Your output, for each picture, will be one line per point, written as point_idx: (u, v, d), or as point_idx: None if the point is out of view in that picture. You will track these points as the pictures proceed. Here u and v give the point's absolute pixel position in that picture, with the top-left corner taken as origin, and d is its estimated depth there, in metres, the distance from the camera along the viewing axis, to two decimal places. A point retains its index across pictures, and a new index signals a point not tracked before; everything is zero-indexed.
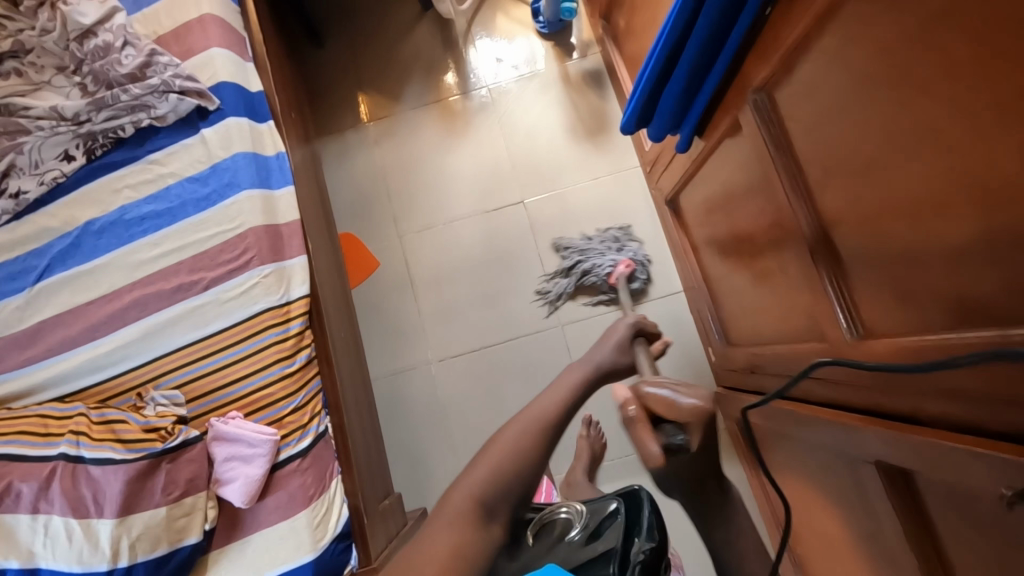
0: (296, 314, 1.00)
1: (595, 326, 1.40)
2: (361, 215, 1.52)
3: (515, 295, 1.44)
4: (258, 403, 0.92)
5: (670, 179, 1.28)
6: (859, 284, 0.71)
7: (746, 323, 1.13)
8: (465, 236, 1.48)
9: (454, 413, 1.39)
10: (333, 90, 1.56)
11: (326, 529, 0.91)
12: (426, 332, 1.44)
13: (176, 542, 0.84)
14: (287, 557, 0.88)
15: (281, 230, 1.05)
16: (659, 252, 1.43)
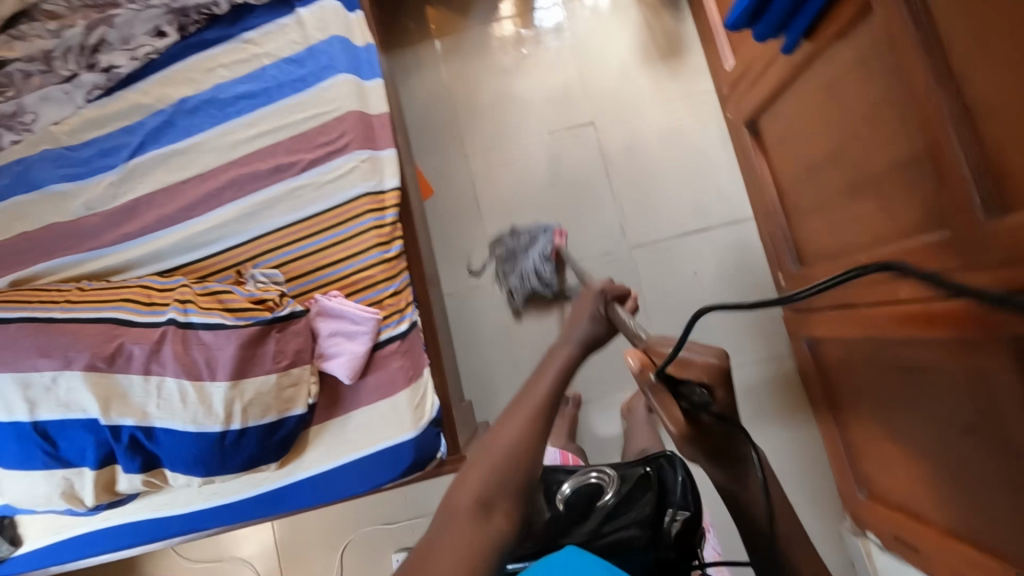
0: (390, 203, 0.99)
1: (663, 251, 1.40)
2: (426, 132, 1.48)
3: (582, 218, 1.42)
4: (359, 285, 0.92)
5: (753, 98, 1.25)
6: (1005, 158, 0.69)
7: (831, 239, 1.12)
8: (533, 157, 1.45)
9: (519, 332, 1.39)
10: (397, 1, 1.51)
11: (426, 410, 0.92)
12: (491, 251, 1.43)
13: (285, 411, 0.85)
14: (389, 434, 0.89)
15: (373, 121, 1.03)
16: (731, 179, 1.41)
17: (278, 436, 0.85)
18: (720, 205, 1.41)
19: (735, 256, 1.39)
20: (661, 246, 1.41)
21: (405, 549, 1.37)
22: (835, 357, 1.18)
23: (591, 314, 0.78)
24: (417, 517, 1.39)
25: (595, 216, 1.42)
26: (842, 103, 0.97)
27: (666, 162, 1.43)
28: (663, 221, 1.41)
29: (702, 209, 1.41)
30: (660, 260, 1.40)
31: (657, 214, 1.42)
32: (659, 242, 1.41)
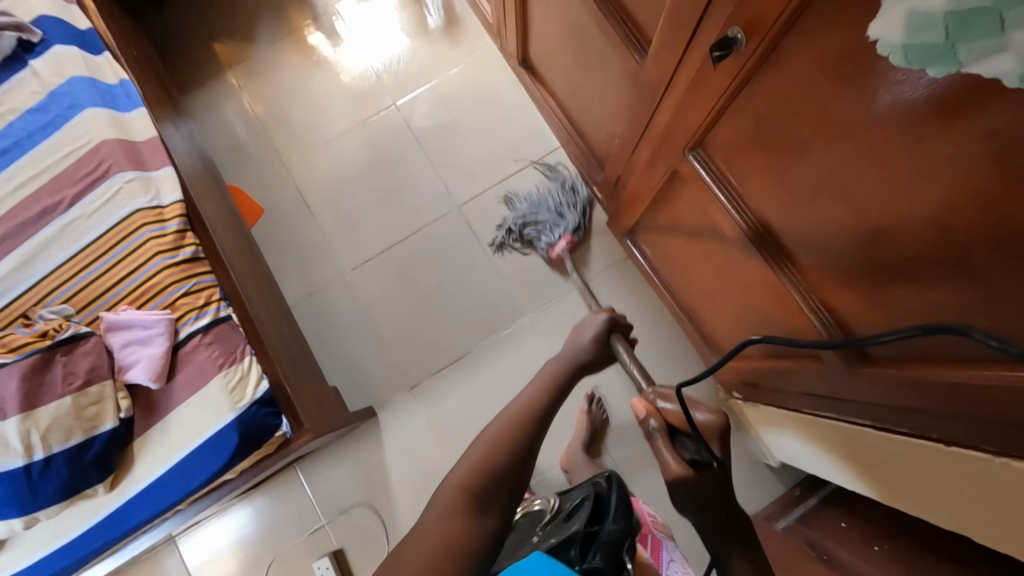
0: (171, 215, 1.02)
1: (490, 200, 1.48)
2: (243, 159, 1.53)
3: (408, 193, 1.49)
4: (147, 294, 0.95)
5: (514, 37, 1.36)
6: (632, 2, 0.78)
7: (604, 136, 1.21)
8: (347, 151, 1.52)
9: (377, 315, 1.44)
10: (187, 50, 1.58)
11: (244, 391, 0.94)
12: (332, 248, 1.47)
13: (92, 429, 0.86)
14: (210, 423, 0.91)
15: (140, 146, 1.06)
16: (533, 119, 1.51)
17: (90, 455, 0.86)
18: (529, 144, 1.50)
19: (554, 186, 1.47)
20: (488, 196, 1.48)
21: (325, 555, 1.35)
22: (650, 241, 1.26)
23: (595, 334, 0.84)
24: (330, 519, 1.38)
25: (419, 186, 1.49)
26: (557, 14, 1.07)
27: (471, 122, 1.51)
28: (482, 174, 1.49)
29: (516, 152, 1.50)
30: (489, 209, 1.48)
31: (476, 170, 1.49)
32: (484, 193, 1.48)
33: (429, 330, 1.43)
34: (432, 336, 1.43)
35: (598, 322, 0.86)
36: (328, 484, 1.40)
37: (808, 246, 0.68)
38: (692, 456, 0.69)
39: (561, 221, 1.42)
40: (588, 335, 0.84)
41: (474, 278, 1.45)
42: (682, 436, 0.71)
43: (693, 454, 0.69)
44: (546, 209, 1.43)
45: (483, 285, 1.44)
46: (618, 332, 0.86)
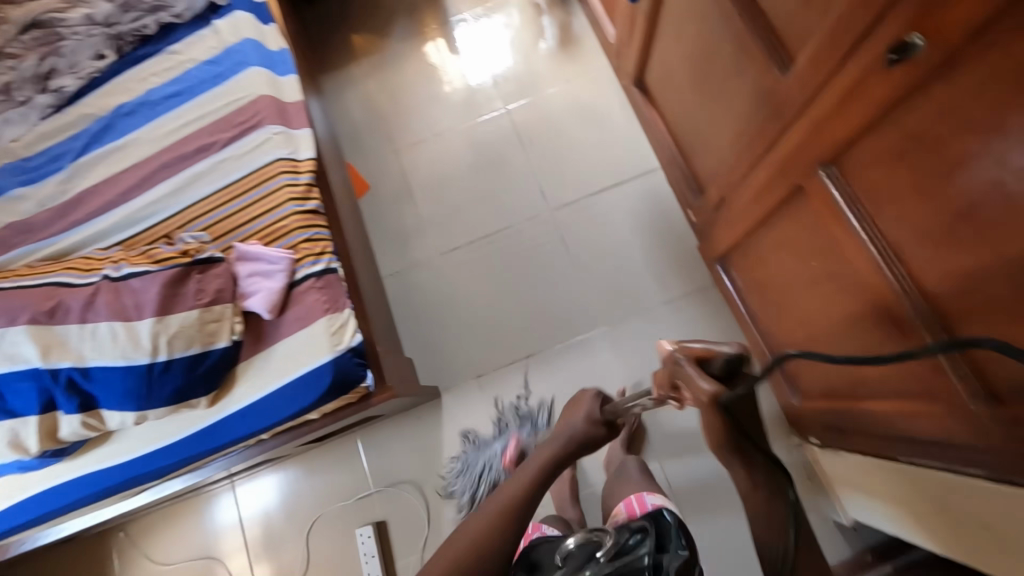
0: (304, 168, 1.12)
1: (583, 208, 1.51)
2: (357, 139, 1.65)
3: (505, 191, 1.55)
4: (275, 234, 1.04)
5: (633, 57, 1.41)
6: (782, 18, 0.80)
7: (711, 158, 1.22)
8: (454, 145, 1.61)
9: (457, 300, 1.49)
10: (325, 36, 1.75)
11: (344, 336, 0.99)
12: (424, 232, 1.55)
13: (209, 344, 0.94)
14: (308, 360, 0.96)
15: (288, 107, 1.18)
16: (635, 136, 1.55)
17: (204, 366, 0.93)
18: (628, 161, 1.53)
19: (646, 204, 1.50)
20: (582, 205, 1.52)
21: (368, 524, 1.38)
22: (742, 271, 1.24)
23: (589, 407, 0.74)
24: (378, 490, 1.41)
25: (514, 186, 1.55)
26: (687, 34, 1.11)
27: (572, 133, 1.57)
28: (577, 184, 1.53)
29: (615, 167, 1.53)
30: (582, 216, 1.51)
31: (569, 179, 1.54)
32: (574, 203, 1.52)
33: (500, 326, 1.46)
34: (503, 331, 1.46)
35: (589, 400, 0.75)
36: (381, 455, 1.43)
37: (946, 278, 0.67)
38: (723, 368, 0.51)
39: (497, 441, 1.36)
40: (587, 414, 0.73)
41: (554, 281, 1.48)
42: (705, 364, 0.51)
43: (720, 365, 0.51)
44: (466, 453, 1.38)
45: (560, 289, 1.47)
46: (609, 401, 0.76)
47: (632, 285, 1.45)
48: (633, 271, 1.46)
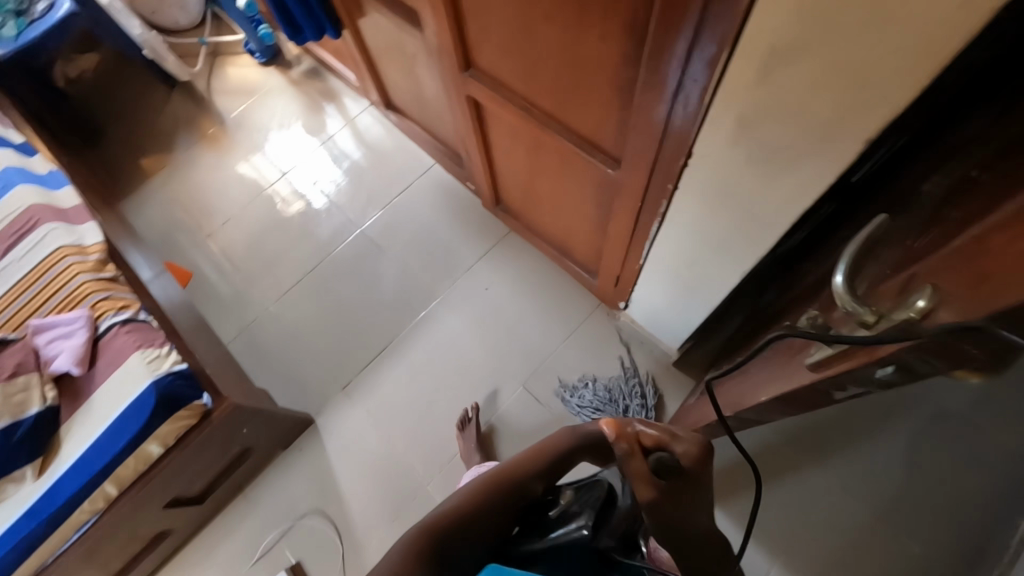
0: (93, 251, 1.21)
1: (387, 216, 1.73)
2: (169, 238, 1.77)
3: (317, 229, 1.74)
4: (70, 303, 1.12)
5: (373, 89, 1.72)
6: None
7: (449, 128, 1.49)
8: (260, 211, 1.79)
9: (303, 331, 1.59)
10: (115, 168, 1.90)
11: (162, 361, 1.06)
12: (254, 288, 1.66)
13: (19, 414, 0.96)
14: (130, 391, 1.02)
15: (67, 210, 1.29)
16: (407, 148, 1.83)
17: (19, 436, 0.95)
18: (410, 168, 1.80)
19: (436, 192, 1.75)
20: (384, 214, 1.74)
21: (282, 569, 1.35)
22: (511, 200, 1.49)
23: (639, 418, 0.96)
24: (282, 532, 1.39)
25: (323, 222, 1.75)
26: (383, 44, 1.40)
27: (358, 164, 1.82)
28: (375, 201, 1.76)
29: (401, 175, 1.79)
30: (388, 222, 1.72)
31: (367, 200, 1.76)
32: (378, 216, 1.74)
33: (348, 337, 1.58)
34: (351, 340, 1.57)
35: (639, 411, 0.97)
36: (274, 497, 1.43)
37: (546, 104, 0.94)
38: (659, 468, 0.50)
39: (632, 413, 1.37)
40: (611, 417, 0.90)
41: (383, 282, 1.64)
42: (661, 455, 0.51)
43: (661, 467, 0.50)
44: (615, 387, 1.42)
45: (389, 286, 1.64)
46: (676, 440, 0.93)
47: (445, 258, 1.66)
48: (444, 245, 1.68)
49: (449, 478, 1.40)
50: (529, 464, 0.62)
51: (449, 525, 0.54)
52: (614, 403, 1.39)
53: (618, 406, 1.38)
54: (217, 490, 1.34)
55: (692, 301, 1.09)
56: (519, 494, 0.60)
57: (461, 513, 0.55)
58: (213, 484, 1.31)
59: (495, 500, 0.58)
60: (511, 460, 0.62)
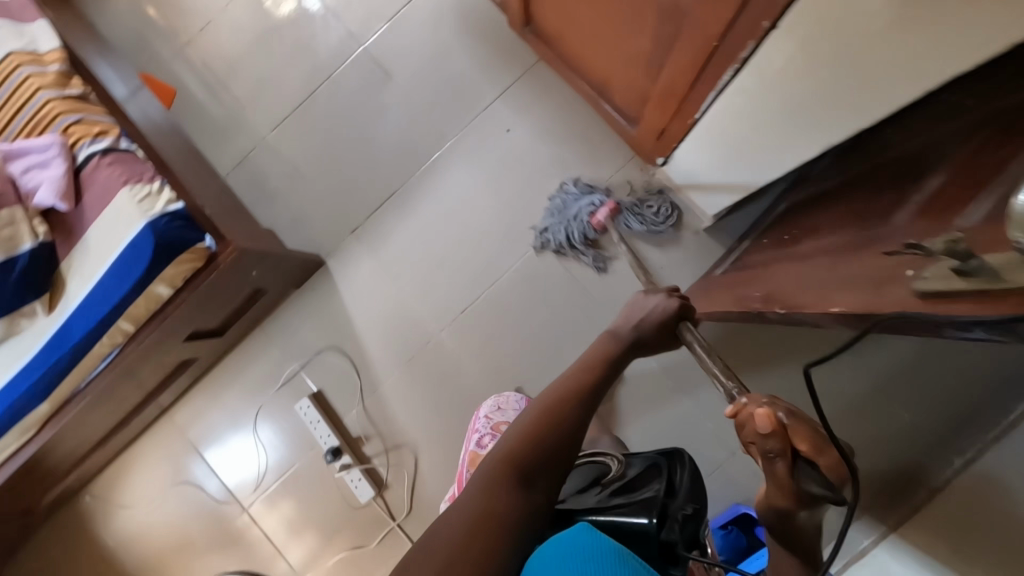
0: (50, 59, 1.03)
1: (395, 32, 1.46)
2: (143, 44, 1.53)
3: (313, 43, 1.48)
4: (40, 126, 0.99)
5: None
6: None
7: None
8: (243, 15, 1.50)
9: (306, 167, 1.46)
10: None
11: (156, 201, 0.97)
12: (248, 113, 1.48)
13: (12, 250, 0.92)
14: (125, 231, 0.95)
15: (8, 5, 1.07)
16: None
17: (18, 272, 0.92)
18: None
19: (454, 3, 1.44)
20: (392, 29, 1.46)
21: (305, 397, 1.45)
22: (544, 21, 1.22)
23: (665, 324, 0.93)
24: (303, 365, 1.46)
25: (320, 35, 1.48)
26: None
27: None
28: (379, 10, 1.47)
29: None
30: (396, 40, 1.46)
31: (371, 8, 1.47)
32: (383, 31, 1.46)
33: (355, 177, 1.46)
34: (359, 181, 1.46)
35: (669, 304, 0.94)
36: (293, 334, 1.46)
37: None
38: (812, 489, 0.60)
39: (589, 195, 1.35)
40: (653, 317, 0.93)
41: (391, 116, 1.46)
42: (803, 460, 0.61)
43: (808, 485, 0.60)
44: (555, 212, 1.37)
45: (399, 120, 1.46)
46: (686, 320, 0.95)
47: (463, 90, 1.44)
48: (461, 74, 1.45)
49: (463, 328, 1.42)
50: (575, 390, 0.78)
51: (521, 455, 0.67)
52: (576, 219, 1.34)
53: (574, 219, 1.34)
54: (235, 325, 1.38)
55: (747, 169, 0.95)
56: (574, 416, 0.73)
57: (527, 444, 0.69)
58: (231, 320, 1.33)
59: (555, 433, 0.71)
60: (556, 387, 0.78)
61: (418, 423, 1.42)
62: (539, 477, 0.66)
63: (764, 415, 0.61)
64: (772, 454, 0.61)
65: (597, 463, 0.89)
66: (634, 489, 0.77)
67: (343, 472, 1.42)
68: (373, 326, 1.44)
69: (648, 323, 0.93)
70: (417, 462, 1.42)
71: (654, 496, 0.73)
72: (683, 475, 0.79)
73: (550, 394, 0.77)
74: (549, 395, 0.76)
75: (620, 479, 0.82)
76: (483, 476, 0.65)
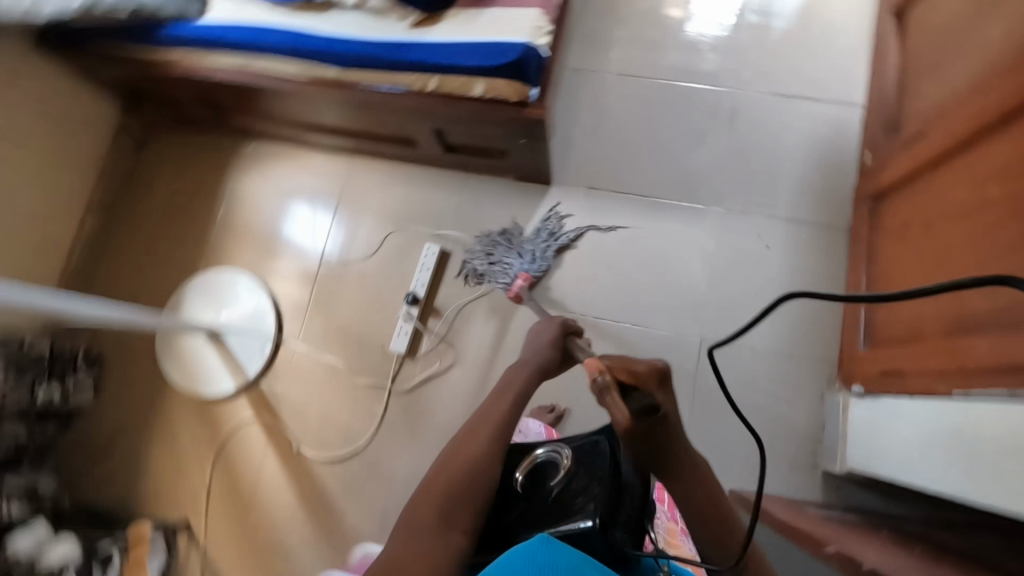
0: None
1: (768, 103, 1.52)
2: None
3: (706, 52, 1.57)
4: None
5: None
6: None
7: (929, 89, 1.18)
8: None
9: (610, 118, 1.55)
10: None
11: (543, 36, 1.09)
12: (615, 48, 1.60)
13: None
14: (507, 34, 1.09)
15: None
16: (854, 67, 1.51)
17: None
18: (835, 86, 1.51)
19: (829, 130, 1.48)
20: (768, 98, 1.52)
21: (437, 247, 1.51)
22: (890, 209, 1.22)
23: (552, 341, 0.99)
24: (459, 228, 1.53)
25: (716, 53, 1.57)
26: None
27: (799, 34, 1.55)
28: (772, 78, 1.53)
29: (820, 83, 1.51)
30: (762, 108, 1.51)
31: (770, 73, 1.53)
32: (759, 93, 1.52)
33: (633, 158, 1.53)
34: (632, 163, 1.53)
35: (556, 324, 1.01)
36: (476, 202, 1.54)
37: None
38: (638, 406, 0.69)
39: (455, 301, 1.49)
40: (546, 338, 0.99)
41: (702, 148, 1.51)
42: (632, 393, 0.71)
43: (638, 403, 0.69)
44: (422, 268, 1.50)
45: (702, 157, 1.51)
46: (575, 336, 1.03)
47: (768, 188, 1.47)
48: (779, 178, 1.47)
49: (583, 327, 1.44)
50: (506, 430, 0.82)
51: (449, 494, 0.72)
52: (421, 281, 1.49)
53: (546, 249, 1.47)
54: (457, 153, 1.48)
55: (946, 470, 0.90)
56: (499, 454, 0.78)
57: (457, 485, 0.73)
58: (463, 150, 1.43)
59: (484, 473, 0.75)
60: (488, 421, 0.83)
61: (482, 345, 1.46)
62: (465, 520, 0.71)
63: (596, 364, 0.74)
64: (603, 386, 0.71)
65: (544, 457, 0.88)
66: (576, 494, 0.78)
67: (403, 317, 1.48)
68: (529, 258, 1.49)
69: (543, 346, 0.98)
70: (451, 368, 1.46)
71: (597, 505, 0.74)
72: (624, 466, 0.80)
73: (480, 426, 0.82)
74: (479, 430, 0.81)
75: (563, 477, 0.83)
76: (414, 517, 0.70)
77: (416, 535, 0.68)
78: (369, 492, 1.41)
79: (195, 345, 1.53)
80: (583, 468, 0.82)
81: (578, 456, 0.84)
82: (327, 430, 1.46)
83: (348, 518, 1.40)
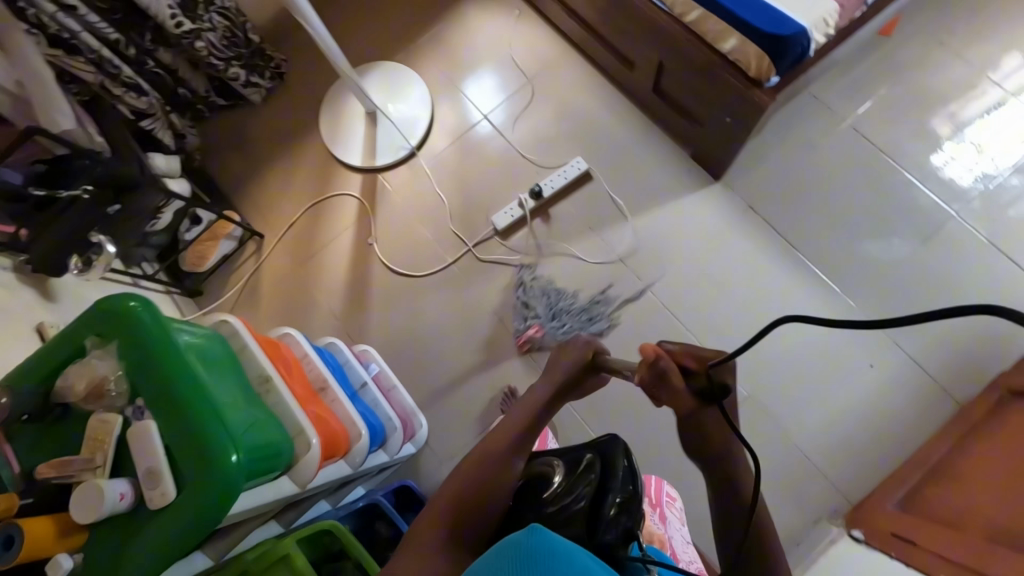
0: None
1: (976, 247, 1.37)
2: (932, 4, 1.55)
3: (952, 162, 1.43)
4: None
5: None
6: None
7: None
8: (977, 93, 1.47)
9: (815, 161, 1.47)
10: None
11: (820, 32, 1.05)
12: (868, 104, 1.50)
13: None
14: (792, 9, 1.05)
15: None
16: None
17: None
18: None
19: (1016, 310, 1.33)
20: (980, 242, 1.38)
21: (586, 165, 1.53)
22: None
23: (573, 361, 0.85)
24: (615, 164, 1.53)
25: (962, 169, 1.43)
26: None
27: None
28: (998, 226, 1.38)
29: None
30: (967, 247, 1.38)
31: (1002, 221, 1.38)
32: (976, 234, 1.38)
33: (810, 209, 1.45)
34: (806, 213, 1.45)
35: (580, 344, 0.87)
36: (645, 153, 1.53)
37: None
38: (703, 392, 0.63)
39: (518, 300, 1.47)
40: (569, 361, 0.85)
41: (881, 244, 1.40)
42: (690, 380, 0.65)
43: (706, 390, 0.62)
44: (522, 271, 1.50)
45: (874, 252, 1.40)
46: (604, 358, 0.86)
47: (913, 318, 1.36)
48: (931, 317, 1.35)
49: (656, 315, 1.43)
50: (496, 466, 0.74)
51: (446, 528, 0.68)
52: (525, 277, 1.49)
53: (576, 327, 1.42)
54: (662, 98, 1.46)
55: None
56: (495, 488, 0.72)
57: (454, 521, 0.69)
58: (670, 98, 1.41)
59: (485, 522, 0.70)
60: (475, 452, 0.77)
61: (564, 269, 1.49)
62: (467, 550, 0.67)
63: (649, 346, 0.65)
64: (662, 375, 0.63)
65: (534, 468, 0.78)
66: (565, 498, 0.70)
67: (519, 202, 1.52)
68: (653, 227, 1.48)
69: (565, 367, 0.85)
70: (526, 268, 1.51)
71: (587, 509, 0.67)
72: (622, 471, 0.71)
73: (472, 455, 0.76)
74: (467, 460, 0.76)
75: (556, 487, 0.72)
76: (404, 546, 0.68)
77: (422, 546, 0.67)
78: (399, 313, 1.53)
79: (352, 112, 1.66)
80: (581, 474, 0.71)
81: (570, 468, 0.73)
82: (401, 246, 1.58)
83: (371, 319, 1.53)
